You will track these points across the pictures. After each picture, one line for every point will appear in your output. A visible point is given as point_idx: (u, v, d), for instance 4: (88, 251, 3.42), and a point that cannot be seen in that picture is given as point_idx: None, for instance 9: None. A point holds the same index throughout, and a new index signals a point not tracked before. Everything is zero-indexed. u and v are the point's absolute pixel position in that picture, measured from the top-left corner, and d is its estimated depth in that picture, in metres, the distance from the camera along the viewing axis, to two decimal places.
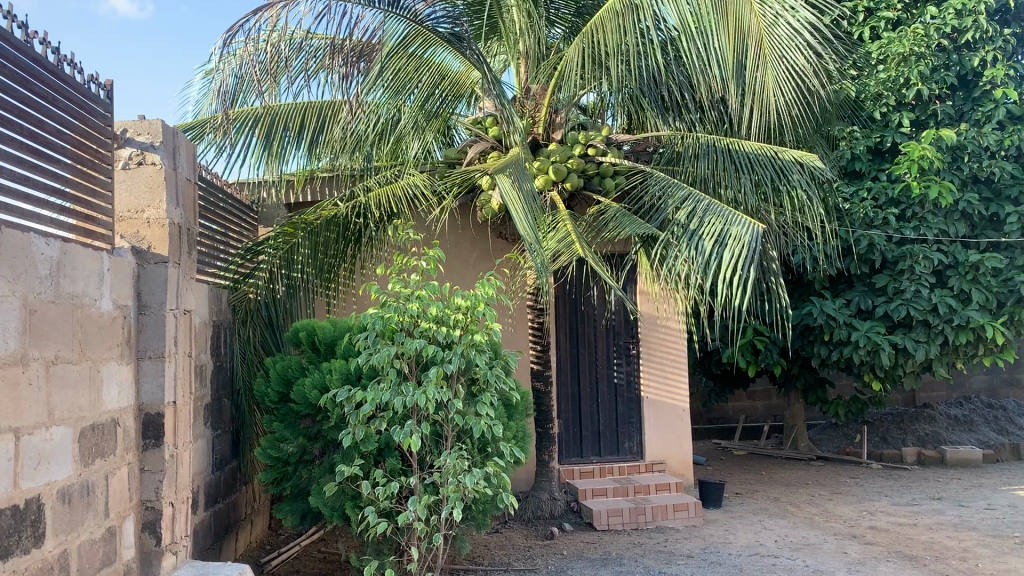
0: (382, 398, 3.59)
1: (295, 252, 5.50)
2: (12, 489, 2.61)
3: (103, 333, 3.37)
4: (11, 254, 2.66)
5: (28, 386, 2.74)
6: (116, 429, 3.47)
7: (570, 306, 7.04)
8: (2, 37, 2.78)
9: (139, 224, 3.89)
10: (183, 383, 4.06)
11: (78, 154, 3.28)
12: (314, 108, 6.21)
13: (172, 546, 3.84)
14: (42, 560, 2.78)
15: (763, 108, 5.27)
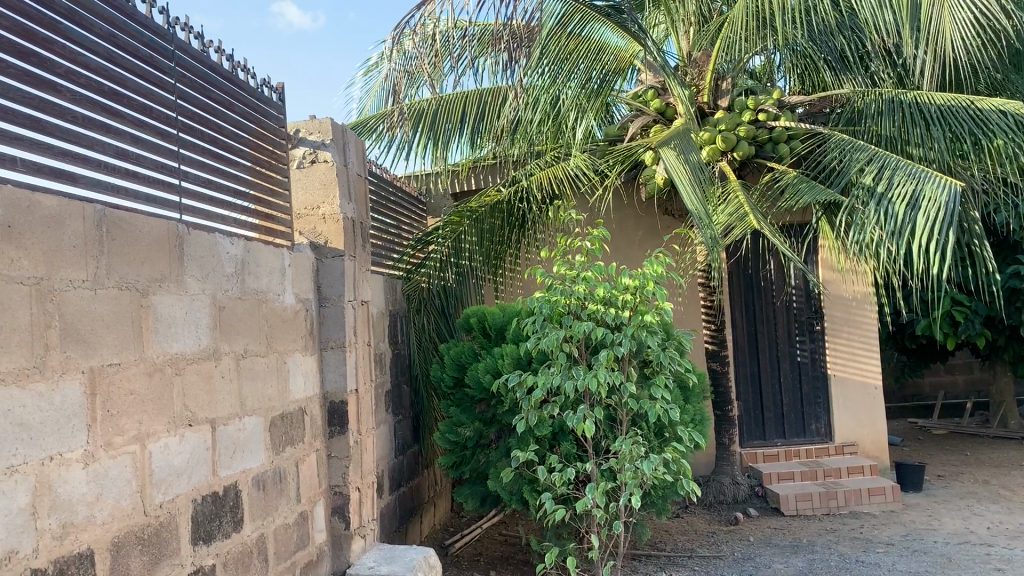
0: (553, 382, 3.53)
1: (463, 240, 5.51)
2: (212, 476, 2.74)
3: (287, 325, 3.51)
4: (200, 255, 2.76)
5: (221, 378, 2.85)
6: (303, 417, 3.61)
7: (746, 283, 6.70)
8: (182, 48, 2.92)
9: (316, 219, 4.03)
10: (364, 371, 4.19)
11: (257, 156, 3.44)
12: (475, 95, 6.24)
13: (360, 529, 3.97)
14: (243, 543, 2.93)
15: (938, 52, 4.81)
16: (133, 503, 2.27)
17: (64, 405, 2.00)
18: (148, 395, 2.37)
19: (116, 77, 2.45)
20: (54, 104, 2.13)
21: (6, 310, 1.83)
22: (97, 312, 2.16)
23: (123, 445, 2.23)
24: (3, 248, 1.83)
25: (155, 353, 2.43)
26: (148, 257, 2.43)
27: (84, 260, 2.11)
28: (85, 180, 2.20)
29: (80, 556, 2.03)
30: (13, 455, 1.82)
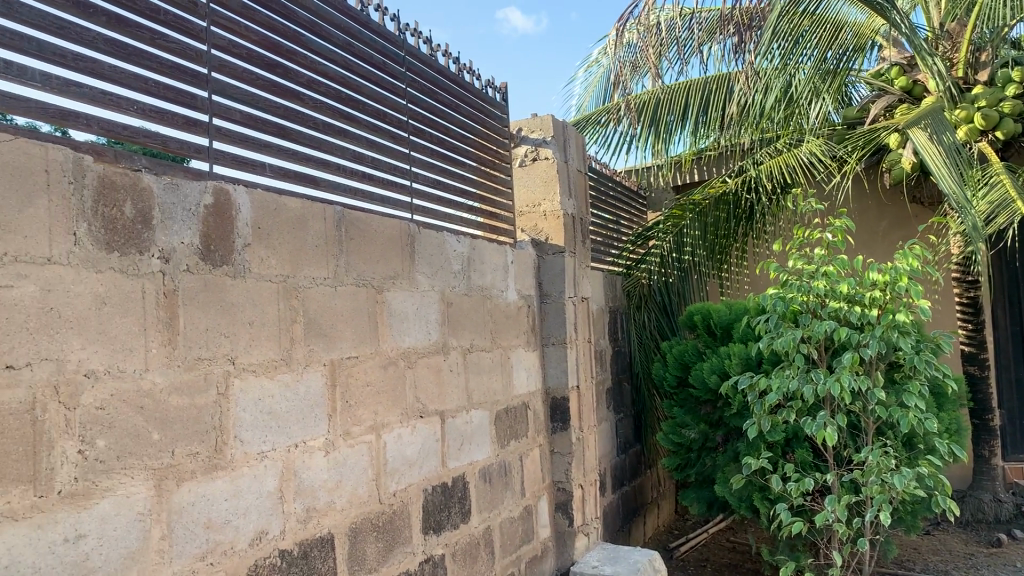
0: (789, 386, 3.30)
1: (685, 235, 5.31)
2: (441, 468, 2.81)
3: (511, 321, 3.54)
4: (429, 252, 2.83)
5: (449, 372, 2.92)
6: (527, 413, 3.63)
7: (1010, 276, 5.96)
8: (413, 54, 3.02)
9: (537, 217, 4.06)
10: (586, 367, 4.16)
11: (482, 156, 3.50)
12: (698, 85, 6.04)
13: (583, 527, 3.94)
14: (470, 534, 2.98)
15: None
16: (369, 491, 2.37)
17: (307, 395, 2.11)
18: (382, 386, 2.46)
19: (354, 85, 2.57)
20: (297, 111, 2.25)
21: (257, 306, 1.94)
22: (337, 307, 2.26)
23: (360, 435, 2.33)
24: (254, 248, 1.96)
25: (389, 347, 2.52)
26: (383, 254, 2.52)
27: (324, 259, 2.22)
28: (325, 182, 2.31)
29: (323, 540, 2.13)
30: (263, 441, 1.94)
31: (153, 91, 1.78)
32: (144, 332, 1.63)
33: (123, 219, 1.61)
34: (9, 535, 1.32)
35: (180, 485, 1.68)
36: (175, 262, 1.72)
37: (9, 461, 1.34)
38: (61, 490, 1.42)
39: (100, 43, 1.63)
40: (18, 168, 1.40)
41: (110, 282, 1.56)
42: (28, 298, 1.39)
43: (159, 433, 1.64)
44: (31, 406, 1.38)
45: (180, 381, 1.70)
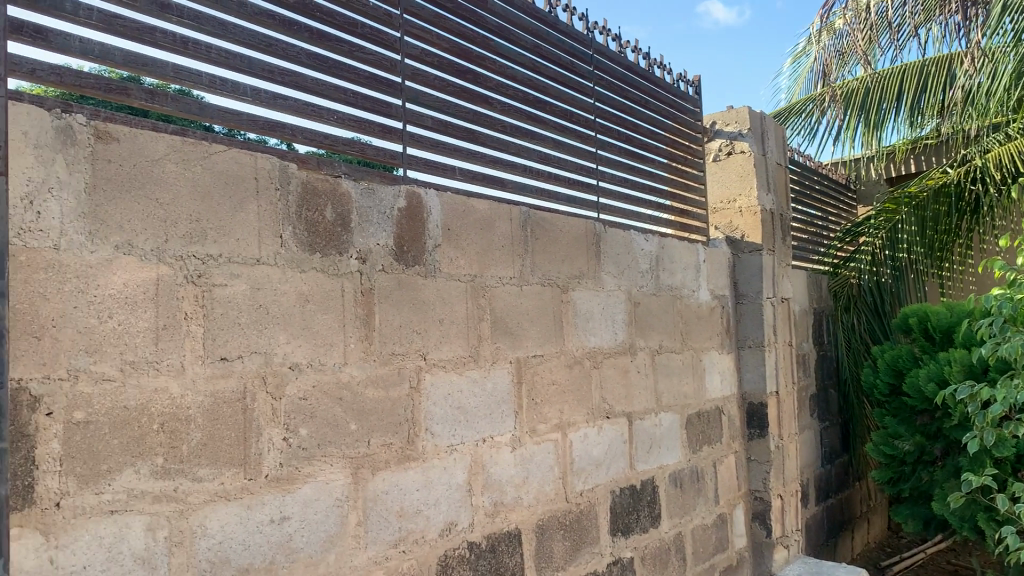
0: (1017, 397, 2.97)
1: (900, 229, 4.94)
2: (629, 470, 2.77)
3: (703, 322, 3.44)
4: (617, 251, 2.80)
5: (637, 373, 2.88)
6: (721, 417, 3.51)
7: None
8: (601, 52, 3.00)
9: (733, 213, 3.92)
10: (786, 372, 3.96)
11: (672, 152, 3.43)
12: (915, 67, 5.56)
13: (783, 539, 3.75)
14: (660, 539, 2.92)
15: None
16: (556, 490, 2.37)
17: (495, 392, 2.15)
18: (568, 386, 2.47)
19: (541, 87, 2.59)
20: (487, 115, 2.30)
21: (447, 304, 2.01)
22: (523, 306, 2.29)
23: (546, 433, 2.35)
24: (444, 249, 2.03)
25: (575, 346, 2.52)
26: (569, 254, 2.53)
27: (511, 258, 2.26)
28: (513, 184, 2.35)
29: (510, 535, 2.15)
30: (452, 435, 1.99)
31: (351, 101, 1.88)
32: (342, 328, 1.72)
33: (324, 222, 1.72)
34: (222, 513, 1.43)
35: (375, 474, 1.76)
36: (371, 262, 1.81)
37: (223, 445, 1.45)
38: (268, 474, 1.52)
39: (303, 57, 1.75)
40: (231, 176, 1.53)
41: (312, 281, 1.66)
42: (240, 296, 1.51)
43: (356, 424, 1.72)
44: (242, 395, 1.49)
45: (375, 374, 1.78)
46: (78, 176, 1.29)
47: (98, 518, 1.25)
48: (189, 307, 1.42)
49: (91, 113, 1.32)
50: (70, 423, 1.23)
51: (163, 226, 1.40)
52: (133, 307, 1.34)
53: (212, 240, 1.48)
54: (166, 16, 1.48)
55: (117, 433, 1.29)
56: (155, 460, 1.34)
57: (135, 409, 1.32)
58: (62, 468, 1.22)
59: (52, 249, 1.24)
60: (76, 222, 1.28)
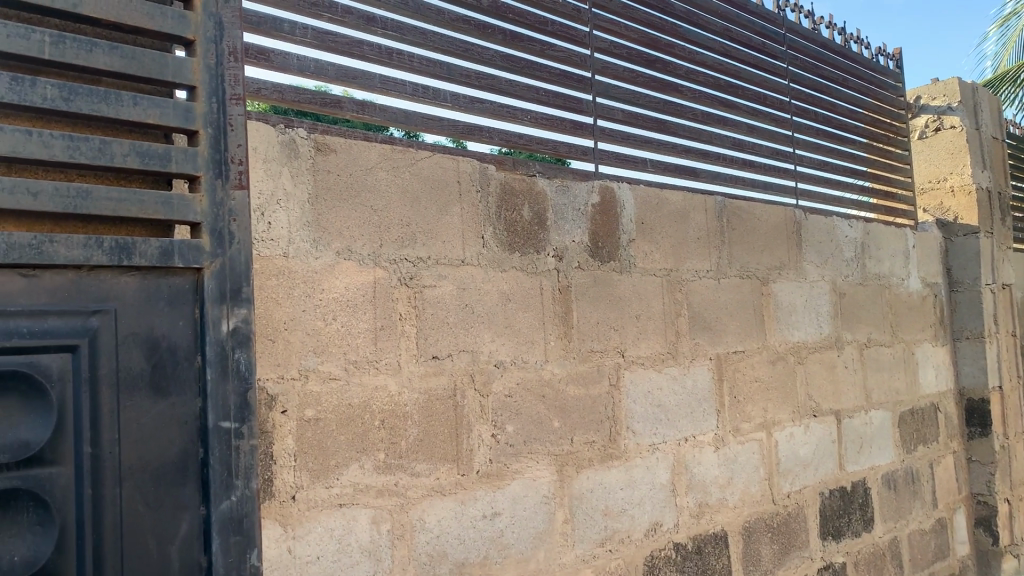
0: None
1: None
2: (838, 471, 2.61)
3: (915, 313, 3.19)
4: (818, 239, 2.65)
5: (844, 368, 2.71)
6: (937, 415, 3.25)
7: None
8: (794, 30, 2.85)
9: (943, 193, 3.64)
10: (1010, 364, 3.61)
11: (873, 132, 3.21)
12: None
13: (1013, 547, 3.42)
14: (874, 544, 2.74)
15: None
16: (763, 491, 2.27)
17: (696, 390, 2.09)
18: (772, 383, 2.36)
19: (732, 71, 2.49)
20: (678, 104, 2.24)
21: (644, 300, 1.97)
22: (722, 301, 2.21)
23: (750, 432, 2.26)
24: (639, 243, 1.99)
25: (778, 341, 2.40)
26: (768, 244, 2.42)
27: (708, 251, 2.19)
28: (706, 173, 2.27)
29: (717, 537, 2.09)
30: (654, 433, 1.95)
31: (544, 99, 1.88)
32: (543, 326, 1.72)
33: (523, 221, 1.73)
34: (439, 508, 1.47)
35: (580, 472, 1.75)
36: (568, 259, 1.80)
37: (437, 441, 1.49)
38: (479, 470, 1.55)
39: (497, 60, 1.77)
40: (436, 180, 1.57)
41: (513, 280, 1.68)
42: (447, 296, 1.55)
43: (560, 421, 1.72)
44: (453, 393, 1.53)
45: (576, 372, 1.77)
46: (302, 187, 1.37)
47: (329, 511, 1.32)
48: (402, 308, 1.47)
49: (310, 126, 1.40)
50: (302, 420, 1.31)
51: (377, 231, 1.46)
52: (353, 309, 1.40)
53: (420, 242, 1.52)
54: (371, 29, 1.54)
55: (343, 430, 1.36)
56: (377, 456, 1.39)
57: (358, 406, 1.38)
58: (296, 463, 1.29)
59: (282, 256, 1.32)
60: (301, 230, 1.35)
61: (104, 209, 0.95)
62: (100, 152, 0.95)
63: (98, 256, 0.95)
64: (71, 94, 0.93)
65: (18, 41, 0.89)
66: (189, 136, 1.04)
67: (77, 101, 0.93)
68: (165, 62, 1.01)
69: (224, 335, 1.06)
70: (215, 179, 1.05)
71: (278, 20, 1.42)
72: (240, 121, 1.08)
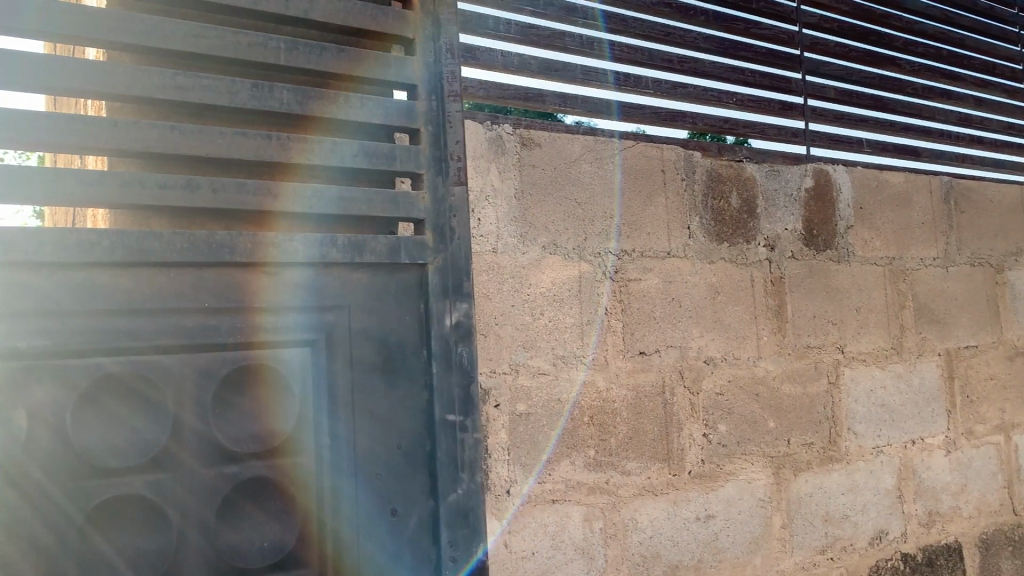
0: None
1: None
2: None
3: None
4: None
5: None
6: None
7: None
8: None
9: None
10: None
11: None
12: None
13: None
14: None
15: None
16: (1001, 500, 2.06)
17: (923, 388, 1.92)
18: (1010, 381, 2.13)
19: (956, 39, 2.27)
20: (895, 78, 2.07)
21: (864, 291, 1.83)
22: (951, 291, 2.02)
23: (986, 435, 2.05)
24: (857, 230, 1.85)
25: (1016, 335, 2.17)
26: (1001, 228, 2.19)
27: (934, 237, 2.00)
28: (929, 152, 2.08)
29: (949, 549, 1.91)
30: (878, 435, 1.81)
31: (750, 80, 1.78)
32: (755, 320, 1.64)
33: (731, 210, 1.65)
34: (651, 508, 1.43)
35: (797, 475, 1.65)
36: (780, 249, 1.71)
37: (648, 439, 1.45)
38: (691, 470, 1.49)
39: (700, 42, 1.70)
40: (641, 170, 1.53)
41: (722, 271, 1.60)
42: (655, 290, 1.50)
43: (775, 421, 1.63)
44: (662, 389, 1.48)
45: (791, 368, 1.67)
46: (509, 182, 1.37)
47: (542, 507, 1.32)
48: (609, 302, 1.44)
49: (514, 122, 1.40)
50: (514, 415, 1.31)
51: (582, 224, 1.44)
52: (560, 304, 1.39)
53: (625, 235, 1.49)
54: (572, 20, 1.52)
55: (554, 425, 1.34)
56: (588, 452, 1.37)
57: (568, 401, 1.36)
58: (510, 458, 1.29)
59: (491, 252, 1.33)
60: (509, 226, 1.36)
61: (336, 207, 1.05)
62: (332, 153, 1.06)
63: (332, 254, 1.04)
64: (305, 98, 1.05)
65: (260, 50, 1.02)
66: (411, 134, 1.13)
67: (310, 104, 1.05)
68: (388, 63, 1.11)
69: (447, 330, 1.12)
70: (436, 177, 1.14)
71: (483, 18, 1.43)
72: (458, 118, 1.17)
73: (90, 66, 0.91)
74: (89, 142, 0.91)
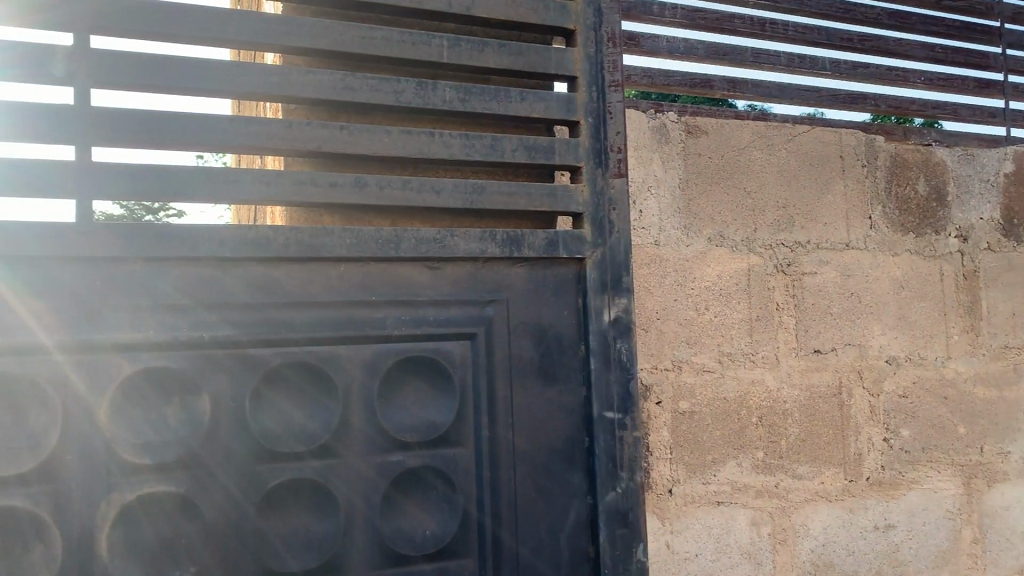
0: None
1: None
2: None
3: None
4: None
5: None
6: None
7: None
8: None
9: None
10: None
11: None
12: None
13: None
14: None
15: None
16: None
17: None
18: None
19: None
20: None
21: None
22: None
23: None
24: None
25: None
26: None
27: None
28: None
29: None
30: None
31: (942, 56, 1.64)
32: (944, 317, 1.51)
33: (917, 197, 1.53)
34: (823, 514, 1.36)
35: (992, 487, 1.51)
36: (975, 240, 1.56)
37: (821, 442, 1.37)
38: (869, 477, 1.40)
39: (885, 18, 1.58)
40: (816, 156, 1.44)
41: (907, 264, 1.49)
42: (830, 284, 1.42)
43: (966, 427, 1.50)
44: (838, 389, 1.39)
45: (987, 370, 1.53)
46: (673, 172, 1.34)
47: (706, 508, 1.28)
48: (779, 297, 1.38)
49: (680, 108, 1.36)
50: (677, 412, 1.28)
51: (751, 215, 1.37)
52: (727, 299, 1.34)
53: (799, 226, 1.41)
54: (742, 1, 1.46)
55: (719, 424, 1.30)
56: (756, 454, 1.32)
57: (735, 400, 1.31)
58: (672, 456, 1.26)
59: (654, 245, 1.30)
60: (672, 217, 1.32)
61: (497, 202, 1.06)
62: (492, 148, 1.06)
63: (491, 248, 1.05)
64: (466, 94, 1.06)
65: (424, 49, 1.04)
66: (572, 127, 1.12)
67: (472, 100, 1.06)
68: (550, 55, 1.11)
69: (606, 326, 1.10)
70: (596, 169, 1.12)
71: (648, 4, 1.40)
72: (620, 109, 1.15)
73: (268, 71, 0.97)
74: (267, 142, 0.97)
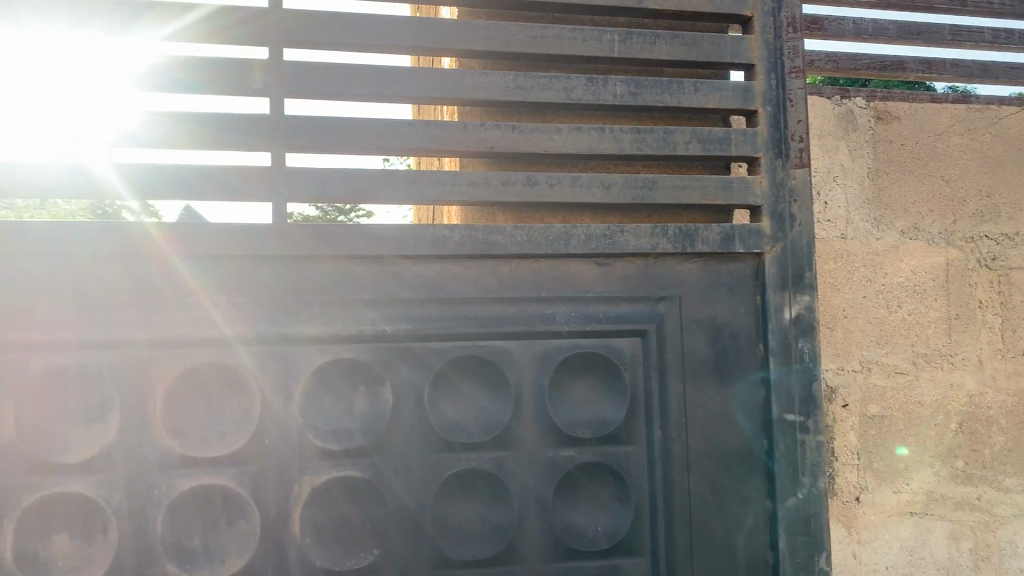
0: None
1: None
2: None
3: None
4: None
5: None
6: None
7: None
8: None
9: None
10: None
11: None
12: None
13: None
14: None
15: None
16: None
17: None
18: None
19: None
20: None
21: None
22: None
23: None
24: None
25: None
26: None
27: None
28: None
29: None
30: None
31: None
32: None
33: None
34: None
35: None
36: None
37: None
38: None
39: None
40: None
41: None
42: None
43: None
44: None
45: None
46: (861, 161, 1.26)
47: (899, 519, 1.20)
48: (983, 294, 1.26)
49: (869, 93, 1.29)
50: (865, 416, 1.20)
51: (951, 205, 1.27)
52: (923, 296, 1.25)
53: (1006, 216, 1.29)
54: None
55: (913, 430, 1.21)
56: (955, 463, 1.22)
57: (931, 405, 1.22)
58: (860, 462, 1.19)
59: (840, 238, 1.23)
60: (860, 209, 1.25)
61: (669, 196, 1.04)
62: (664, 141, 1.05)
63: (664, 243, 1.04)
64: (637, 88, 1.05)
65: (594, 45, 1.04)
66: (749, 117, 1.09)
67: (643, 94, 1.05)
68: (725, 44, 1.07)
69: (786, 324, 1.06)
70: (776, 160, 1.08)
71: None
72: (801, 96, 1.09)
73: (443, 74, 1.00)
74: (443, 143, 1.00)
